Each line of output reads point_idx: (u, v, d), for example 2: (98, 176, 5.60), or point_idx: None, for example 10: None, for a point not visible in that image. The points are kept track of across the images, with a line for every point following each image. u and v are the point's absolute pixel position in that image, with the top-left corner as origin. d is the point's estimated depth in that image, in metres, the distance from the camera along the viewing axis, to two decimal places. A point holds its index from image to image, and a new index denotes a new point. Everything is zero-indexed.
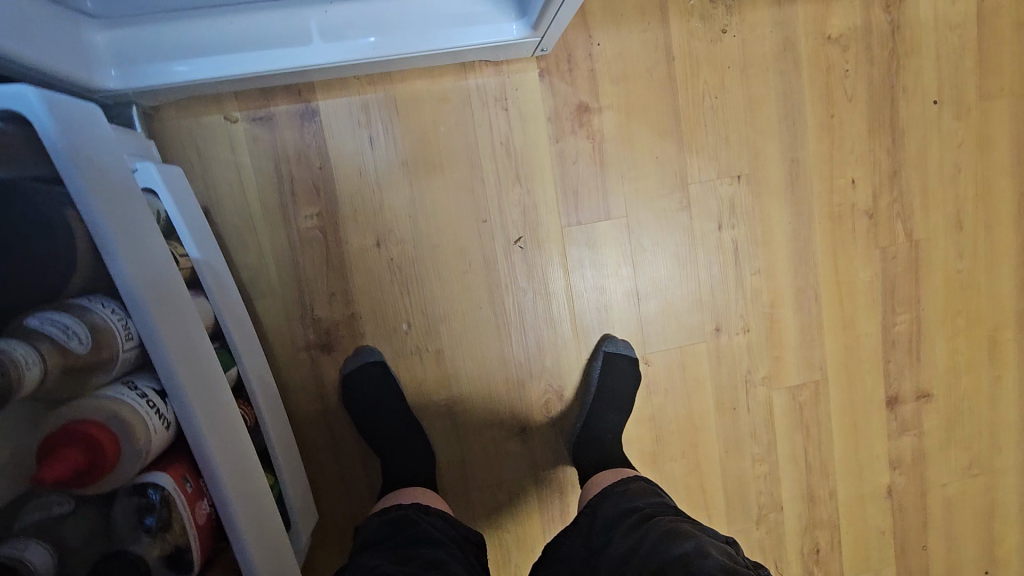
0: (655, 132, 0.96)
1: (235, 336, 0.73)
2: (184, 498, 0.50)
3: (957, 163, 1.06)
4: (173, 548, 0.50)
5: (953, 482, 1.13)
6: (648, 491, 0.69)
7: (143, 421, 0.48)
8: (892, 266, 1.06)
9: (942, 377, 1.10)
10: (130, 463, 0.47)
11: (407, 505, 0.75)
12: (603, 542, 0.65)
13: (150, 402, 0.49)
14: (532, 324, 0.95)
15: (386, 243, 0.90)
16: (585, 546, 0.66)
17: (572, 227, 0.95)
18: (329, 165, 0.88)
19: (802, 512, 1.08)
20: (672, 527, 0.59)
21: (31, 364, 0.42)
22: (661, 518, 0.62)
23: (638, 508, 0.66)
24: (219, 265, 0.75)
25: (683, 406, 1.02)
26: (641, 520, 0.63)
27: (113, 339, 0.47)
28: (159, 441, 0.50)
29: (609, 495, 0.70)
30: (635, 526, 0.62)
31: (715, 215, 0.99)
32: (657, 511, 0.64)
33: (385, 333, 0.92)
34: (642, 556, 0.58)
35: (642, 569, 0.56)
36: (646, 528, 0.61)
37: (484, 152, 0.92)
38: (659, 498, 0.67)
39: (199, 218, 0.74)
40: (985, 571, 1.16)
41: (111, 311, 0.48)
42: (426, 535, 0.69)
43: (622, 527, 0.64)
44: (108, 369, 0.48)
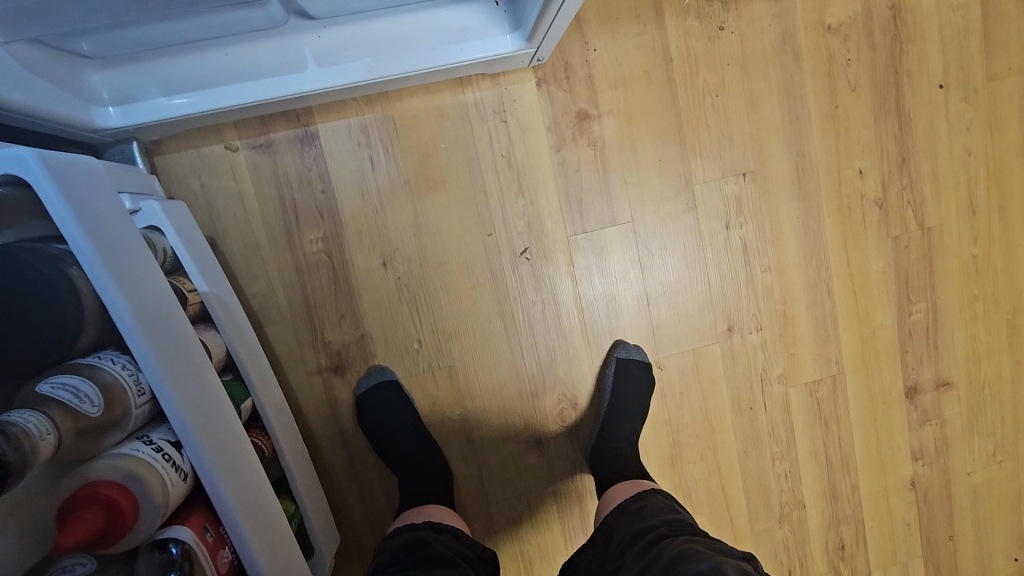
0: (657, 135, 0.95)
1: (248, 368, 0.73)
2: (205, 549, 0.51)
3: (966, 146, 1.04)
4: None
5: (978, 470, 1.11)
6: (664, 507, 0.69)
7: (159, 476, 0.49)
8: (905, 255, 1.04)
9: (961, 365, 1.08)
10: (149, 520, 0.48)
11: (420, 524, 0.75)
12: (618, 562, 0.64)
13: (166, 456, 0.50)
14: (543, 334, 0.95)
15: (392, 263, 0.90)
16: (601, 567, 0.66)
17: (578, 235, 0.94)
18: (331, 188, 0.88)
19: (825, 508, 1.07)
20: (685, 548, 0.58)
21: (44, 434, 0.42)
22: (674, 538, 0.62)
23: (654, 526, 0.65)
24: (227, 298, 0.75)
25: (699, 409, 1.01)
26: (656, 539, 0.63)
27: (126, 397, 0.48)
28: (176, 492, 0.50)
29: (624, 513, 0.70)
30: (648, 547, 0.62)
31: (721, 215, 0.98)
32: (673, 529, 0.64)
33: (396, 353, 0.92)
34: None
35: None
36: (659, 549, 0.60)
37: (485, 164, 0.91)
38: (675, 515, 0.67)
39: (204, 252, 0.74)
40: (1015, 558, 1.15)
41: (121, 367, 0.48)
42: (441, 556, 0.69)
43: (636, 547, 0.63)
44: (122, 426, 0.49)
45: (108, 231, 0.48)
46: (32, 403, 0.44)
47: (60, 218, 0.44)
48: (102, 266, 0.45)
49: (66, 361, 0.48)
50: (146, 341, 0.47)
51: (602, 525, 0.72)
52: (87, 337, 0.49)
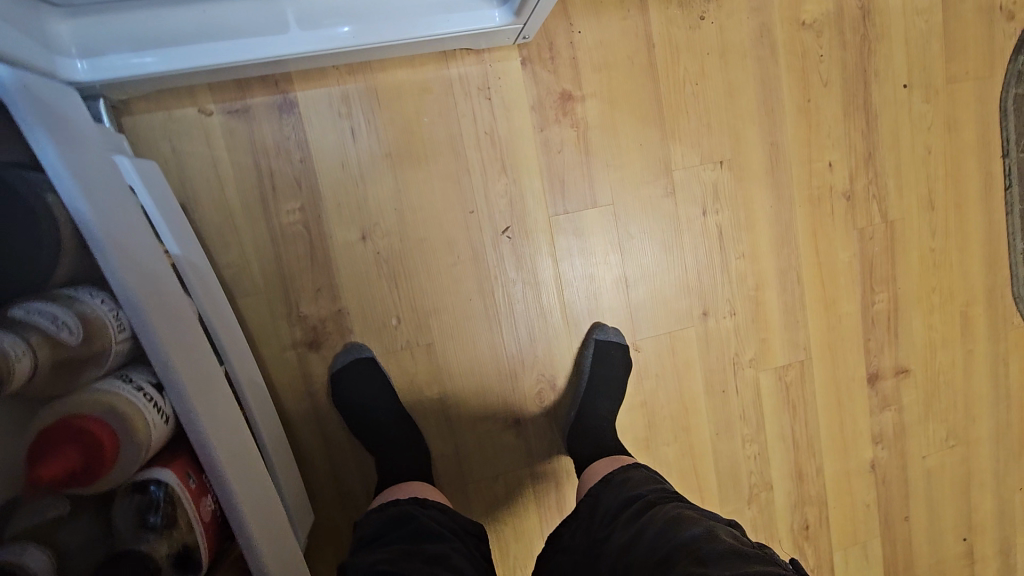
0: (639, 121, 0.96)
1: (223, 336, 0.70)
2: (189, 493, 0.50)
3: (927, 145, 1.09)
4: (181, 547, 0.49)
5: (933, 454, 1.17)
6: (647, 478, 0.70)
7: (141, 413, 0.48)
8: (870, 246, 1.08)
9: (919, 353, 1.14)
10: (130, 458, 0.47)
11: (405, 500, 0.73)
12: (604, 532, 0.65)
13: (147, 396, 0.49)
14: (523, 314, 0.95)
15: (371, 236, 0.89)
16: (586, 537, 0.66)
17: (560, 216, 0.95)
18: (311, 158, 0.86)
19: (791, 490, 1.10)
20: (675, 514, 0.60)
21: (20, 354, 0.41)
22: (663, 505, 0.63)
23: (640, 495, 0.66)
24: (200, 263, 0.72)
25: (675, 391, 1.03)
26: (643, 507, 0.64)
27: (107, 332, 0.48)
28: (158, 434, 0.50)
29: (609, 484, 0.71)
30: (636, 516, 0.63)
31: (698, 201, 1.00)
32: (661, 496, 0.65)
33: (374, 329, 0.90)
34: (647, 542, 0.58)
35: (648, 558, 0.56)
36: (648, 517, 0.61)
37: (468, 141, 0.91)
38: (661, 485, 0.68)
39: (175, 213, 0.70)
40: (964, 538, 1.21)
41: (101, 302, 0.49)
42: (428, 530, 0.67)
43: (624, 516, 0.64)
44: (100, 362, 0.48)
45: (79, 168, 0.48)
46: (5, 325, 0.42)
47: (37, 143, 0.44)
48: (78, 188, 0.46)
49: (41, 291, 0.47)
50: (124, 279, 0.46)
51: (589, 499, 0.72)
52: (64, 269, 0.48)
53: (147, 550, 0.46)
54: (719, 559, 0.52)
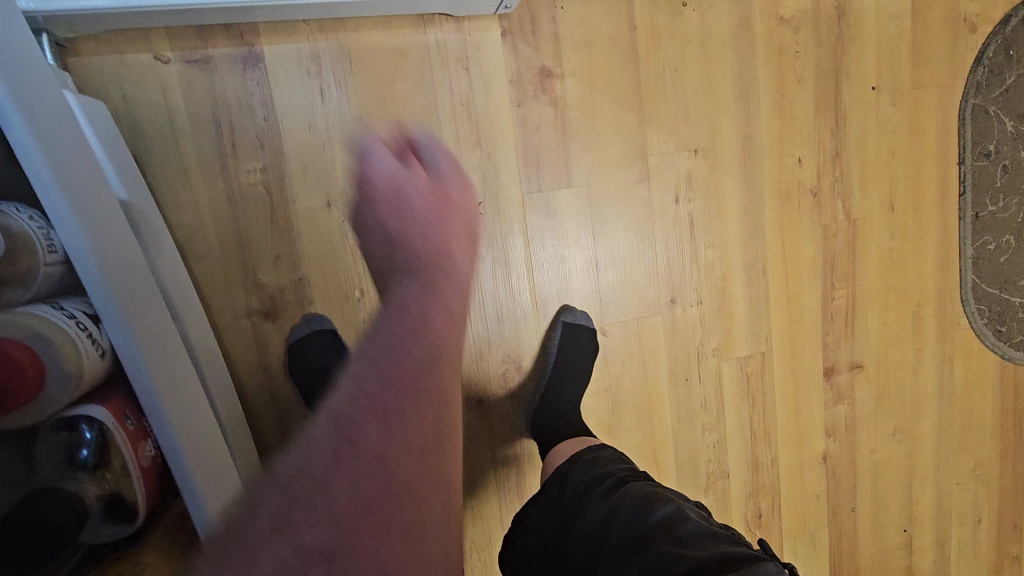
0: (617, 104, 0.95)
1: (173, 292, 0.70)
2: (126, 435, 0.49)
3: (891, 147, 1.12)
4: (113, 491, 0.47)
5: (880, 447, 1.21)
6: (613, 457, 0.76)
7: (73, 344, 0.46)
8: (833, 243, 1.11)
9: (873, 350, 1.17)
10: (59, 390, 0.45)
11: None
12: (577, 509, 0.69)
13: (81, 327, 0.48)
14: (491, 293, 0.93)
15: (337, 204, 0.85)
16: (556, 513, 0.71)
17: (533, 194, 0.93)
18: (275, 117, 0.82)
19: (746, 479, 1.12)
20: (647, 491, 0.66)
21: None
22: (633, 483, 0.69)
23: (610, 473, 0.72)
24: (152, 216, 0.71)
25: (639, 377, 1.03)
26: (614, 485, 0.69)
27: (34, 251, 0.47)
28: (93, 367, 0.48)
29: (577, 463, 0.75)
30: (609, 492, 0.68)
31: (672, 188, 1.00)
32: (628, 474, 0.71)
33: (336, 301, 0.87)
34: (624, 517, 0.64)
35: (626, 532, 0.62)
36: (622, 494, 0.67)
37: (444, 111, 0.88)
38: (626, 464, 0.74)
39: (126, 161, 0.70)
40: (904, 529, 1.26)
41: (29, 220, 0.47)
42: None
43: (596, 493, 0.69)
44: (28, 283, 0.47)
45: (44, 113, 0.48)
46: None
47: None
48: (30, 132, 0.44)
49: None
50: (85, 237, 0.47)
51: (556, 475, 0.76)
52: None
53: (76, 488, 0.44)
54: (694, 537, 0.60)
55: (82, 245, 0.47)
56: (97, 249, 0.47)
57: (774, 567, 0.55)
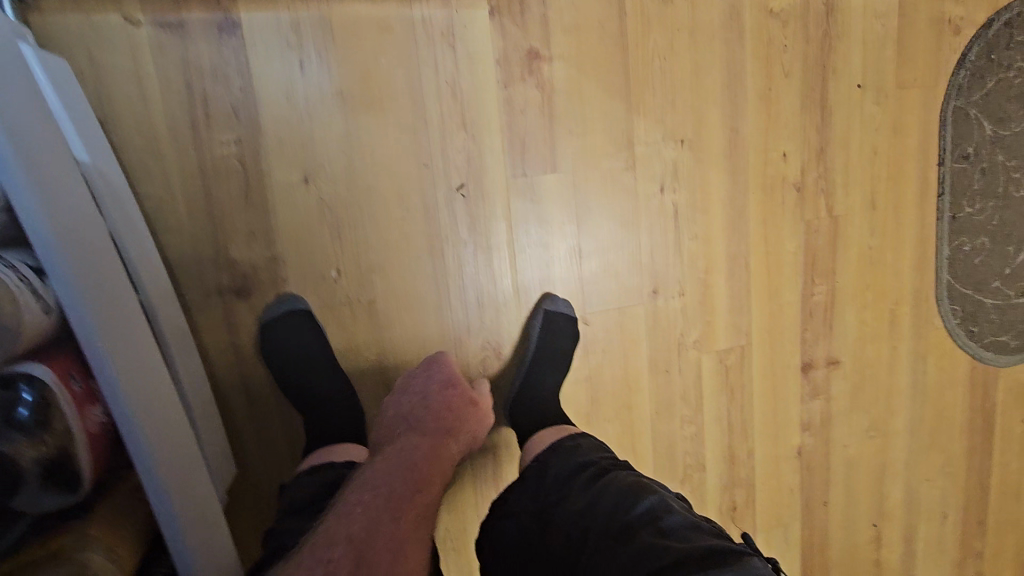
0: (605, 90, 0.94)
1: (135, 258, 0.68)
2: (71, 399, 0.49)
3: (874, 145, 1.13)
4: (56, 453, 0.48)
5: (854, 443, 1.22)
6: (596, 447, 0.77)
7: (18, 300, 0.46)
8: (815, 239, 1.11)
9: (850, 346, 1.18)
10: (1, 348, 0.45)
11: (341, 464, 0.75)
12: (558, 496, 0.68)
13: (27, 285, 0.47)
14: (473, 279, 0.91)
15: (315, 180, 0.82)
16: (533, 499, 0.71)
17: (518, 178, 0.91)
18: (252, 87, 0.79)
19: (723, 471, 1.12)
20: (631, 481, 0.66)
21: None
22: (617, 472, 0.69)
23: (593, 462, 0.72)
24: (116, 181, 0.69)
25: (619, 367, 1.02)
26: (598, 473, 0.69)
27: None
28: (39, 324, 0.48)
29: (557, 452, 0.76)
30: (593, 480, 0.68)
31: (658, 178, 0.99)
32: (609, 465, 0.71)
33: (312, 280, 0.85)
34: (606, 506, 0.63)
35: (608, 522, 0.61)
36: (605, 482, 0.67)
37: (428, 90, 0.85)
38: (606, 454, 0.74)
39: (90, 124, 0.67)
40: (874, 524, 1.28)
41: None
42: None
43: (579, 481, 0.69)
44: None
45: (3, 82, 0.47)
46: None
47: None
48: None
49: None
50: (51, 231, 0.47)
51: (535, 463, 0.77)
52: None
53: (12, 451, 0.44)
54: (678, 530, 0.58)
55: (43, 233, 0.47)
56: (60, 235, 0.48)
57: (758, 561, 0.54)
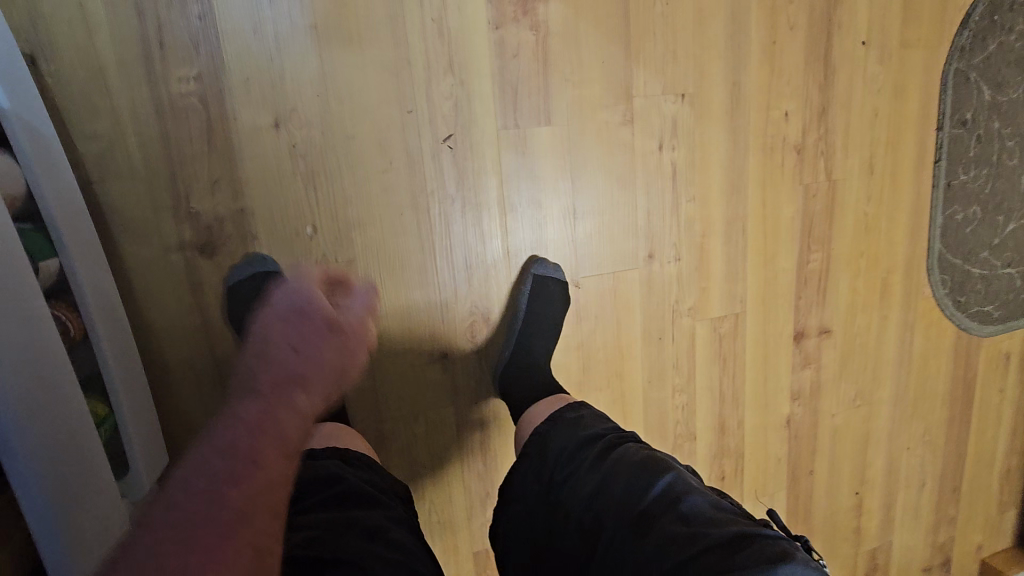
0: (603, 36, 0.87)
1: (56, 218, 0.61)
2: None
3: (874, 107, 1.09)
4: None
5: (841, 412, 1.22)
6: (599, 417, 0.72)
7: None
8: (812, 204, 1.08)
9: (841, 316, 1.16)
10: None
11: (323, 453, 0.67)
12: (564, 476, 0.65)
13: None
14: (460, 238, 0.85)
15: (286, 125, 0.75)
16: (535, 479, 0.67)
17: (509, 130, 0.85)
18: (213, 15, 0.70)
19: (712, 441, 1.11)
20: (644, 457, 0.62)
21: None
22: (628, 447, 0.64)
23: (600, 435, 0.67)
24: (46, 133, 0.61)
25: (612, 335, 0.98)
26: (607, 449, 0.65)
27: None
28: None
29: (558, 424, 0.71)
30: (602, 457, 0.64)
31: (657, 134, 0.93)
32: (614, 437, 0.67)
33: (286, 238, 0.77)
34: (620, 490, 0.59)
35: (624, 509, 0.58)
36: (615, 460, 0.62)
37: (413, 28, 0.77)
38: (609, 422, 0.70)
39: (23, 71, 0.60)
40: (856, 492, 1.29)
41: None
42: (360, 493, 0.61)
43: (587, 458, 0.64)
44: None
45: None
46: None
47: None
48: None
49: None
50: None
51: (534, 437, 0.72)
52: None
53: None
54: (699, 512, 0.56)
55: None
56: None
57: (788, 550, 0.52)
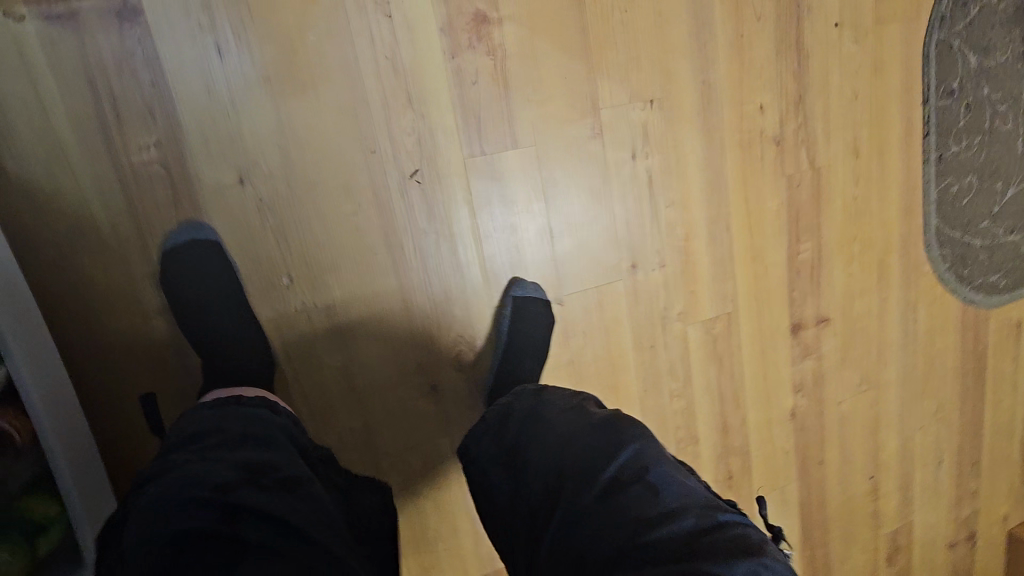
0: (563, 52, 0.86)
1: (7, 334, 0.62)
2: None
3: (854, 89, 1.06)
4: None
5: (847, 399, 1.20)
6: (566, 391, 0.73)
7: None
8: (798, 194, 1.06)
9: (838, 302, 1.14)
10: None
11: (252, 400, 0.67)
12: (531, 441, 0.65)
13: None
14: (437, 269, 0.85)
15: (251, 179, 0.75)
16: (498, 446, 0.69)
17: (476, 157, 0.84)
18: (165, 81, 0.70)
19: (717, 442, 1.10)
20: (611, 422, 0.62)
21: None
22: (594, 414, 0.64)
23: (561, 406, 0.68)
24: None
25: (603, 348, 0.98)
26: (572, 416, 0.65)
27: None
28: None
29: (523, 398, 0.73)
30: (564, 421, 0.65)
31: (628, 143, 0.92)
32: (584, 406, 0.67)
33: (262, 289, 0.78)
34: (583, 453, 0.59)
35: (587, 470, 0.56)
36: (577, 425, 0.63)
37: (367, 67, 0.77)
38: (577, 394, 0.71)
39: None
40: (870, 477, 1.27)
41: None
42: (278, 441, 0.60)
43: (550, 424, 0.65)
44: None
45: None
46: None
47: None
48: None
49: None
50: None
51: (501, 408, 0.73)
52: None
53: None
54: (664, 481, 0.54)
55: None
56: None
57: (754, 532, 0.50)
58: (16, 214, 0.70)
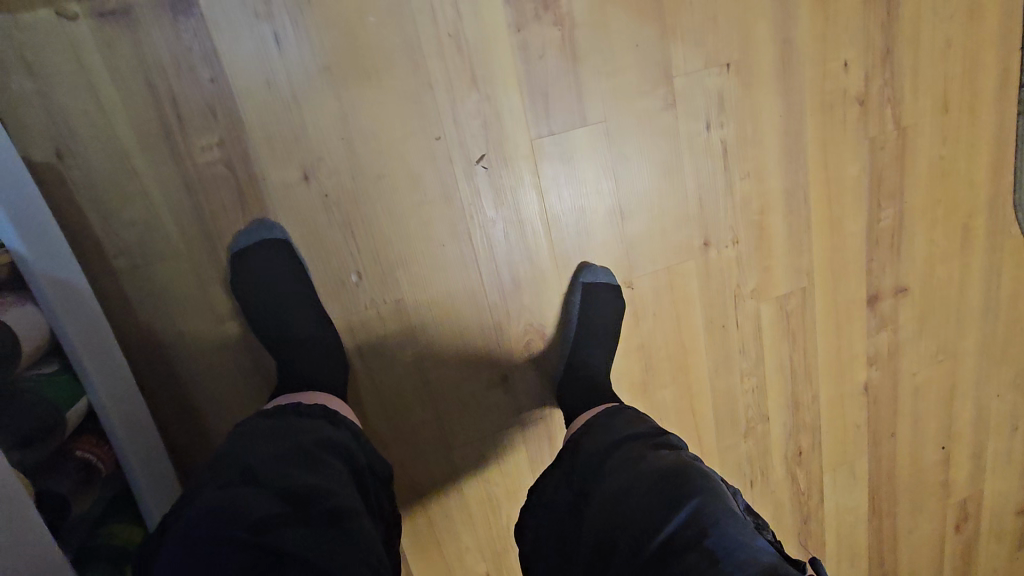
0: (634, 17, 0.79)
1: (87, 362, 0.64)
2: None
3: (948, 37, 0.96)
4: None
5: (922, 370, 1.15)
6: (633, 423, 0.70)
7: None
8: (881, 157, 0.98)
9: (919, 270, 1.07)
10: None
11: (315, 408, 0.66)
12: (594, 479, 0.63)
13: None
14: (506, 258, 0.82)
15: (315, 175, 0.72)
16: (567, 487, 0.67)
17: (543, 138, 0.79)
18: (224, 76, 0.67)
19: (787, 419, 1.07)
20: (669, 468, 0.58)
21: None
22: (653, 456, 0.62)
23: (624, 441, 0.66)
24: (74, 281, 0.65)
25: (672, 330, 0.94)
26: (631, 457, 0.62)
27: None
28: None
29: (590, 431, 0.71)
30: (624, 462, 0.62)
31: (702, 113, 0.86)
32: (654, 446, 0.64)
33: (332, 288, 0.76)
34: (638, 502, 0.56)
35: (643, 529, 0.54)
36: (636, 467, 0.60)
37: (428, 47, 0.72)
38: (645, 429, 0.68)
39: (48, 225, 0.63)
40: (941, 446, 1.23)
41: None
42: (327, 463, 0.58)
43: (611, 463, 0.63)
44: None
45: None
46: None
47: None
48: None
49: None
50: None
51: (570, 445, 0.72)
52: None
53: None
54: (728, 551, 0.49)
55: None
56: None
57: None
58: (86, 223, 0.68)
